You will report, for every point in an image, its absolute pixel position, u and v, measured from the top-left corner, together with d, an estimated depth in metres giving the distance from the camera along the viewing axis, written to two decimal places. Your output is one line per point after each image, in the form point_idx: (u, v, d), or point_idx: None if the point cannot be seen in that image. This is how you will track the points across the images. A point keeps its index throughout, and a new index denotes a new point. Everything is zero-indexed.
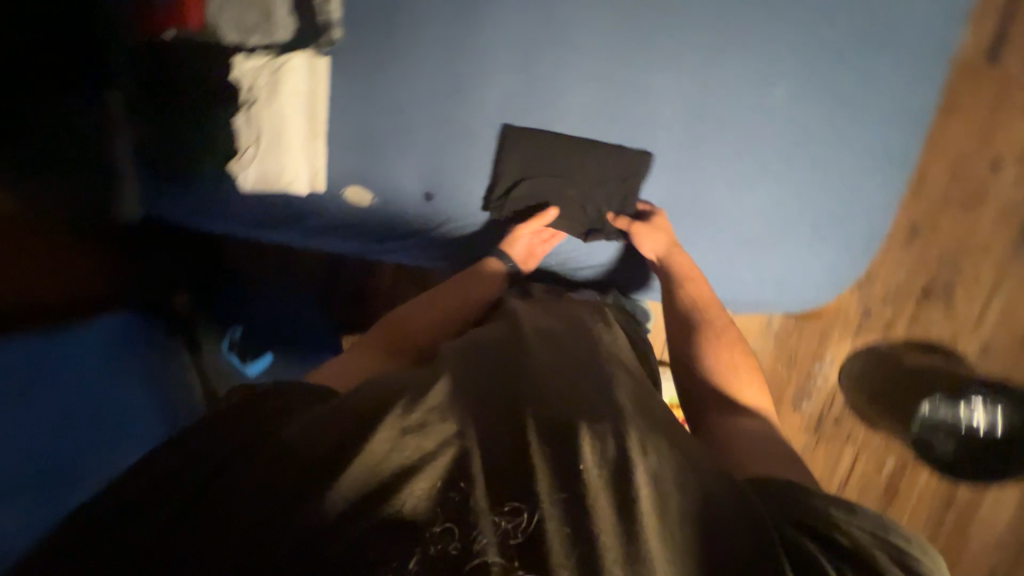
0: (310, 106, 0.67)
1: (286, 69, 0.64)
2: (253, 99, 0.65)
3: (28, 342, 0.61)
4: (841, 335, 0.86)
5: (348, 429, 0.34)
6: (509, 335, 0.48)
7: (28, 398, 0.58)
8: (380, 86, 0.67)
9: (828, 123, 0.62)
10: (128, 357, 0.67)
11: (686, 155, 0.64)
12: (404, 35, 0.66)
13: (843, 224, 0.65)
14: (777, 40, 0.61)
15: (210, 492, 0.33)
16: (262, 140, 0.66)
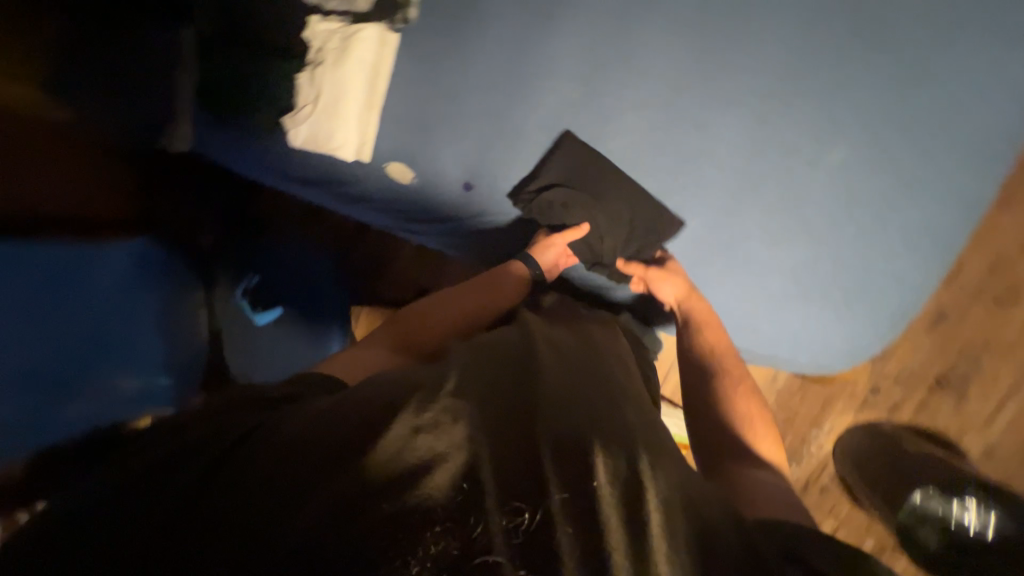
0: (372, 77, 0.69)
1: (357, 38, 0.67)
2: (320, 61, 0.68)
3: (65, 257, 0.70)
4: (844, 407, 0.86)
5: (356, 427, 0.35)
6: (522, 345, 0.48)
7: (61, 310, 0.68)
8: (443, 71, 0.68)
9: (880, 194, 0.61)
10: (149, 280, 0.79)
11: (730, 198, 0.64)
12: (475, 27, 0.67)
13: (879, 298, 0.64)
14: (843, 103, 0.60)
15: (214, 486, 0.34)
16: (321, 101, 0.68)
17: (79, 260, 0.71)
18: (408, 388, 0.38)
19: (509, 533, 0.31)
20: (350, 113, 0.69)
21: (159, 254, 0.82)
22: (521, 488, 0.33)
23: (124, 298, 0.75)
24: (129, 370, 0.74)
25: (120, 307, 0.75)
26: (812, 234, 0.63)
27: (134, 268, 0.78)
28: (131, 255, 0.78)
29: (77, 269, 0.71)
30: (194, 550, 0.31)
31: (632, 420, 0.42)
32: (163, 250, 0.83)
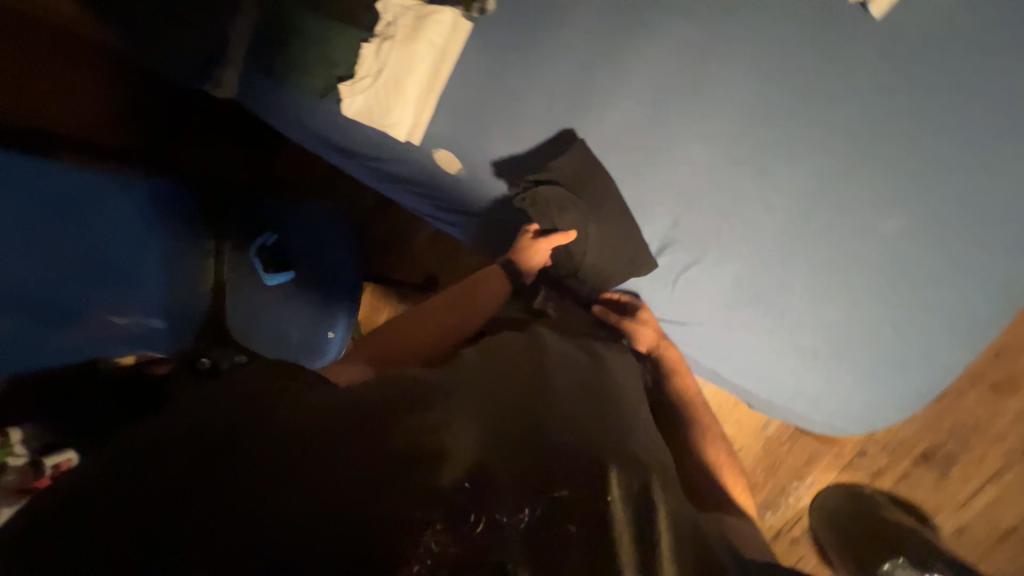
0: (437, 61, 0.69)
1: (430, 20, 0.68)
2: (390, 36, 0.68)
3: (63, 188, 0.70)
4: (829, 465, 0.88)
5: (366, 420, 0.37)
6: (534, 363, 0.50)
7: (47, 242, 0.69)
8: (508, 66, 0.68)
9: (913, 266, 0.62)
10: (156, 216, 0.78)
11: (770, 246, 0.64)
12: (547, 29, 0.67)
13: (893, 369, 0.65)
14: (893, 171, 0.61)
15: (206, 465, 0.34)
16: (382, 74, 0.69)
17: (74, 188, 0.70)
18: (420, 395, 0.40)
19: (506, 534, 0.30)
20: (409, 91, 0.69)
21: (170, 190, 0.78)
22: (521, 494, 0.32)
23: (120, 229, 0.75)
24: (124, 304, 0.75)
25: (115, 239, 0.74)
26: (845, 295, 0.64)
27: (141, 201, 0.76)
28: (139, 189, 0.76)
29: (68, 197, 0.70)
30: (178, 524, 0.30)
31: (640, 443, 0.43)
32: (179, 188, 0.79)
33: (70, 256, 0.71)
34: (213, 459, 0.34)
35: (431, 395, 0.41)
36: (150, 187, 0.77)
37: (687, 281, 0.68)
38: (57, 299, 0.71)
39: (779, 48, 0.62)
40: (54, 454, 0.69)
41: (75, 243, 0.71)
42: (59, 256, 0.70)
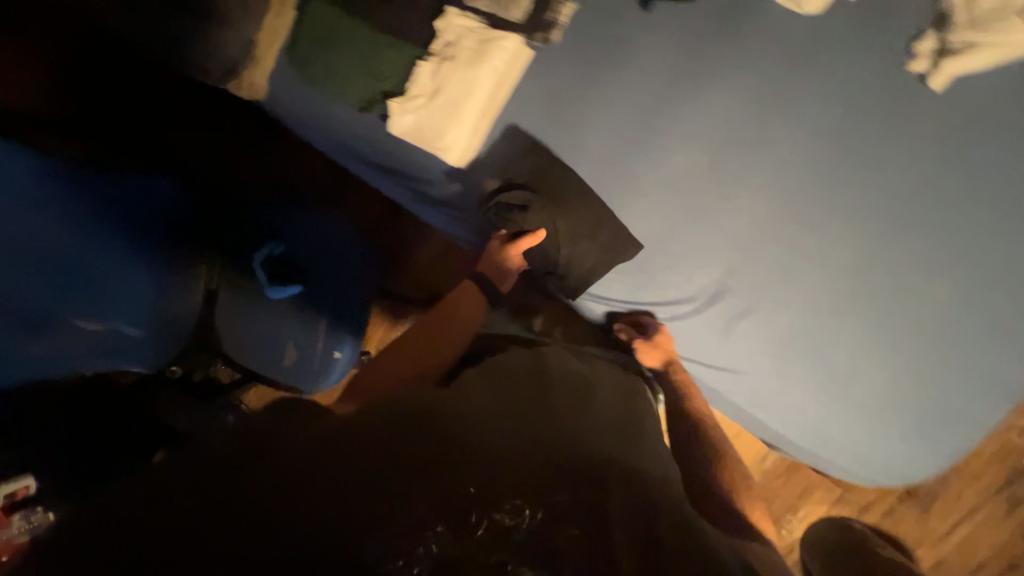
0: (495, 87, 0.78)
1: (490, 43, 0.76)
2: (451, 57, 0.76)
3: (42, 187, 0.68)
4: (821, 498, 0.92)
5: (375, 436, 0.44)
6: (523, 384, 0.58)
7: (17, 242, 0.66)
8: (564, 100, 0.78)
9: (906, 304, 0.73)
10: (150, 217, 0.76)
11: (784, 277, 0.75)
12: (603, 72, 0.77)
13: (882, 397, 0.76)
14: (886, 218, 0.73)
15: (215, 474, 0.38)
16: (439, 88, 0.76)
17: (63, 190, 0.69)
18: (424, 415, 0.48)
19: (495, 540, 0.37)
20: (461, 105, 0.76)
21: (178, 197, 0.79)
22: (511, 504, 0.39)
23: (108, 230, 0.72)
24: (97, 312, 0.71)
25: (97, 239, 0.71)
26: (846, 331, 0.75)
27: (140, 202, 0.75)
28: (136, 188, 0.75)
29: (51, 196, 0.68)
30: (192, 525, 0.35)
31: (616, 451, 0.51)
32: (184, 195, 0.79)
33: (42, 257, 0.68)
34: (225, 468, 0.38)
35: (435, 418, 0.48)
36: (140, 188, 0.76)
37: (740, 332, 0.77)
38: (21, 303, 0.66)
39: (795, 104, 0.74)
40: (10, 481, 0.72)
41: (38, 244, 0.67)
42: (30, 257, 0.67)
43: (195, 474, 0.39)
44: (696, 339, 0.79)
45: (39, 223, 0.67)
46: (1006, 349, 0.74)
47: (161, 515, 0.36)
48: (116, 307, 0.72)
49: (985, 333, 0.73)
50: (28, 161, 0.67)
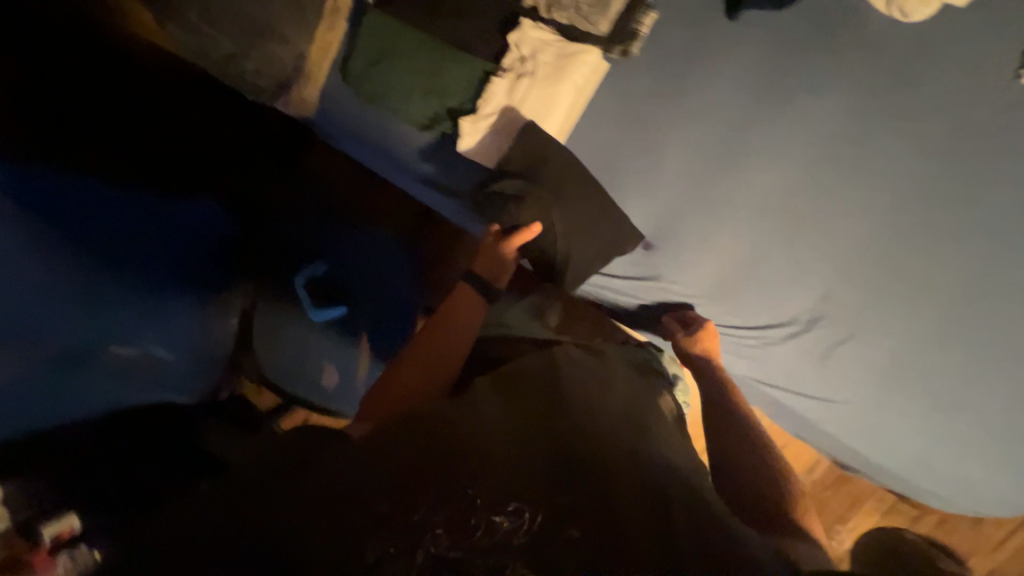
0: (574, 100, 0.85)
1: (572, 58, 0.82)
2: (528, 72, 0.82)
3: (87, 228, 0.70)
4: (873, 510, 1.05)
5: (381, 454, 0.47)
6: (534, 380, 0.59)
7: (69, 285, 0.67)
8: (651, 116, 0.83)
9: (1014, 334, 0.78)
10: (191, 243, 0.81)
11: (869, 292, 0.80)
12: (694, 88, 0.81)
13: (966, 414, 0.83)
14: (1008, 248, 0.76)
15: (246, 518, 0.43)
16: (517, 109, 0.85)
17: (109, 214, 0.72)
18: (429, 422, 0.50)
19: (494, 542, 0.39)
20: (538, 125, 0.85)
21: (219, 219, 0.85)
22: (513, 506, 0.41)
23: (149, 254, 0.76)
24: (128, 339, 0.73)
25: (136, 263, 0.74)
26: (988, 378, 0.81)
27: (183, 227, 0.80)
28: (178, 213, 0.80)
29: (99, 221, 0.71)
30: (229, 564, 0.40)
31: (627, 436, 0.52)
32: (222, 215, 0.86)
33: (92, 297, 0.70)
34: (250, 514, 0.43)
35: (440, 422, 0.50)
36: (176, 217, 0.80)
37: (838, 356, 0.84)
38: (74, 344, 0.68)
39: (878, 100, 0.76)
40: (54, 522, 0.67)
41: (87, 284, 0.69)
42: (81, 298, 0.68)
43: (251, 480, 0.47)
44: (795, 372, 0.88)
45: (86, 249, 0.69)
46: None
47: (226, 512, 0.44)
48: (166, 335, 0.77)
49: None
50: (75, 200, 0.70)
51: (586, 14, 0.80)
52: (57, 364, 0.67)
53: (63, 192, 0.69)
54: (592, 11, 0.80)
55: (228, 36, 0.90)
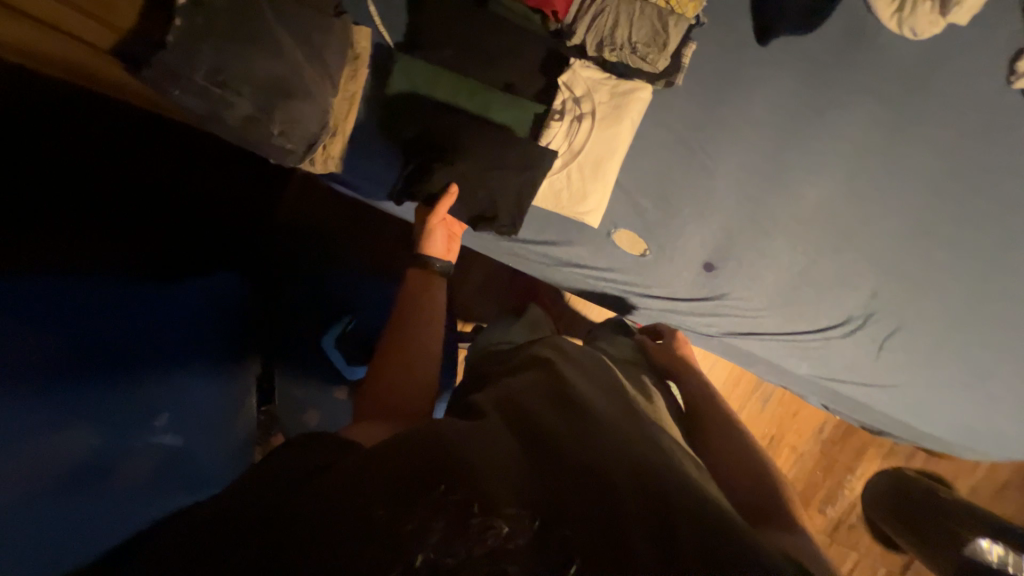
0: (629, 132, 0.95)
1: (627, 95, 0.94)
2: (588, 112, 0.94)
3: (107, 324, 0.66)
4: (874, 456, 1.36)
5: (370, 459, 0.46)
6: (531, 387, 0.61)
7: (90, 385, 0.62)
8: (684, 138, 0.97)
9: (966, 304, 1.02)
10: (207, 319, 0.80)
11: (873, 273, 1.01)
12: (719, 114, 0.97)
13: (932, 368, 1.04)
14: (961, 239, 1.01)
15: (230, 533, 0.42)
16: (581, 147, 0.95)
17: (126, 298, 0.70)
18: (417, 430, 0.50)
19: (492, 547, 0.40)
20: (603, 160, 0.95)
21: (235, 283, 0.87)
22: (511, 510, 0.42)
23: (165, 333, 0.73)
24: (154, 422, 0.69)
25: (152, 342, 0.71)
26: (952, 347, 1.03)
27: (202, 304, 0.80)
28: (197, 289, 0.79)
29: (115, 301, 0.68)
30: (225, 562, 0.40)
31: (624, 425, 0.55)
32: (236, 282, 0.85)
33: (114, 395, 0.65)
34: (236, 527, 0.42)
35: (427, 428, 0.50)
36: (191, 293, 0.78)
37: (892, 344, 1.03)
38: (100, 453, 0.62)
39: (862, 113, 0.97)
40: None
41: (110, 384, 0.64)
42: (103, 398, 0.63)
43: (261, 490, 0.46)
44: (843, 359, 1.04)
45: (107, 331, 0.65)
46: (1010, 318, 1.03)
47: (226, 530, 0.43)
48: (198, 421, 0.75)
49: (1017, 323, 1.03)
50: (86, 292, 0.65)
51: (641, 52, 0.90)
52: (79, 481, 0.59)
53: (82, 294, 0.65)
54: (649, 50, 0.90)
55: (241, 95, 0.75)
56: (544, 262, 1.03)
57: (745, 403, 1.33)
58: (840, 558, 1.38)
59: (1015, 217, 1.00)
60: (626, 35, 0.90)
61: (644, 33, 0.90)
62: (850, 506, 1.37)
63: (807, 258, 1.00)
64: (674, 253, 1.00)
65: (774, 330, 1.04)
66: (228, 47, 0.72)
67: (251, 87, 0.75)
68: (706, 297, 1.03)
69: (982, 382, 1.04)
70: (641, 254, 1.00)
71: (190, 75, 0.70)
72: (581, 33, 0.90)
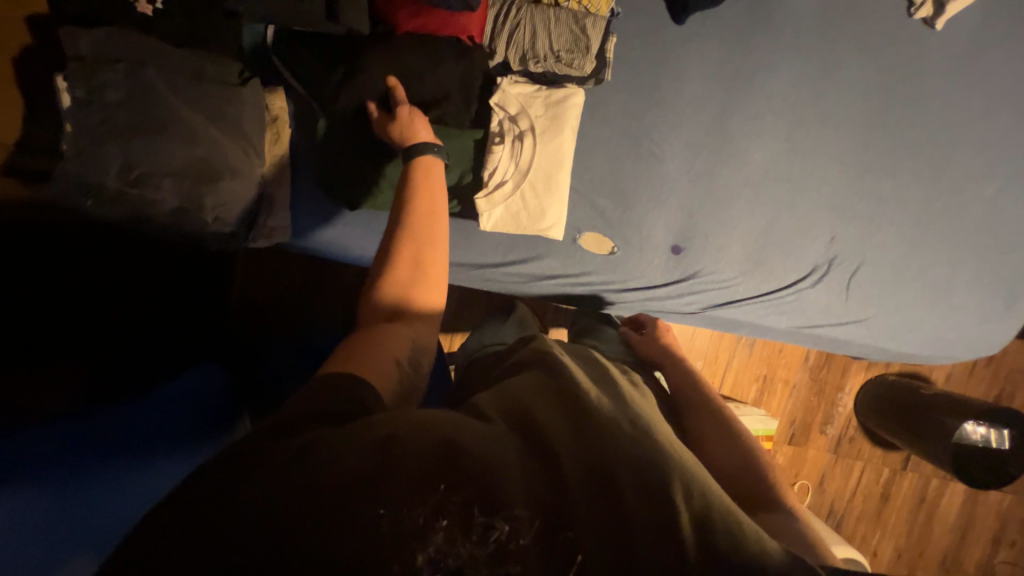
0: (572, 139, 0.96)
1: (560, 104, 0.95)
2: (529, 129, 0.94)
3: (91, 422, 0.62)
4: (858, 370, 1.39)
5: (361, 441, 0.43)
6: (536, 382, 0.59)
7: (78, 477, 0.56)
8: (617, 126, 1.00)
9: (910, 222, 1.07)
10: (184, 417, 0.68)
11: (820, 209, 1.05)
12: (646, 96, 1.00)
13: (893, 293, 1.09)
14: (888, 160, 1.06)
15: (182, 520, 0.38)
16: (529, 165, 0.95)
17: (92, 414, 0.64)
18: (412, 420, 0.47)
19: (494, 549, 0.39)
20: (553, 174, 0.95)
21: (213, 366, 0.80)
22: (514, 511, 0.40)
23: (160, 416, 0.67)
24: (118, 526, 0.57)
25: (123, 434, 0.62)
26: (905, 262, 1.08)
27: (180, 405, 0.70)
28: (191, 377, 0.75)
29: (50, 436, 0.58)
30: (181, 543, 0.37)
31: (625, 414, 0.54)
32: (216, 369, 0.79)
33: (105, 485, 0.58)
34: (198, 504, 0.39)
35: (423, 419, 0.47)
36: (184, 377, 0.74)
37: (857, 278, 1.07)
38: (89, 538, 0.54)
39: (782, 67, 1.02)
40: None
41: (99, 476, 0.58)
42: (92, 491, 0.56)
43: (224, 468, 0.42)
44: (813, 300, 1.08)
45: (38, 464, 0.54)
46: (946, 218, 1.08)
47: (207, 495, 0.39)
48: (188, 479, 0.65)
49: (954, 227, 1.09)
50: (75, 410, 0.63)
51: (565, 58, 0.94)
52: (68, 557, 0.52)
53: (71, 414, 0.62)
54: (573, 56, 0.94)
55: (161, 189, 0.76)
56: (516, 280, 1.05)
57: (733, 351, 1.35)
58: (845, 472, 1.42)
59: (933, 129, 1.07)
60: (548, 45, 0.93)
61: (564, 38, 0.93)
62: (846, 420, 1.41)
63: (766, 219, 1.04)
64: (639, 241, 1.03)
65: (749, 295, 1.08)
66: (133, 142, 0.73)
67: (170, 178, 0.76)
68: (676, 278, 1.05)
69: (940, 287, 1.09)
70: (610, 252, 1.02)
71: (101, 180, 0.72)
72: (501, 50, 0.94)
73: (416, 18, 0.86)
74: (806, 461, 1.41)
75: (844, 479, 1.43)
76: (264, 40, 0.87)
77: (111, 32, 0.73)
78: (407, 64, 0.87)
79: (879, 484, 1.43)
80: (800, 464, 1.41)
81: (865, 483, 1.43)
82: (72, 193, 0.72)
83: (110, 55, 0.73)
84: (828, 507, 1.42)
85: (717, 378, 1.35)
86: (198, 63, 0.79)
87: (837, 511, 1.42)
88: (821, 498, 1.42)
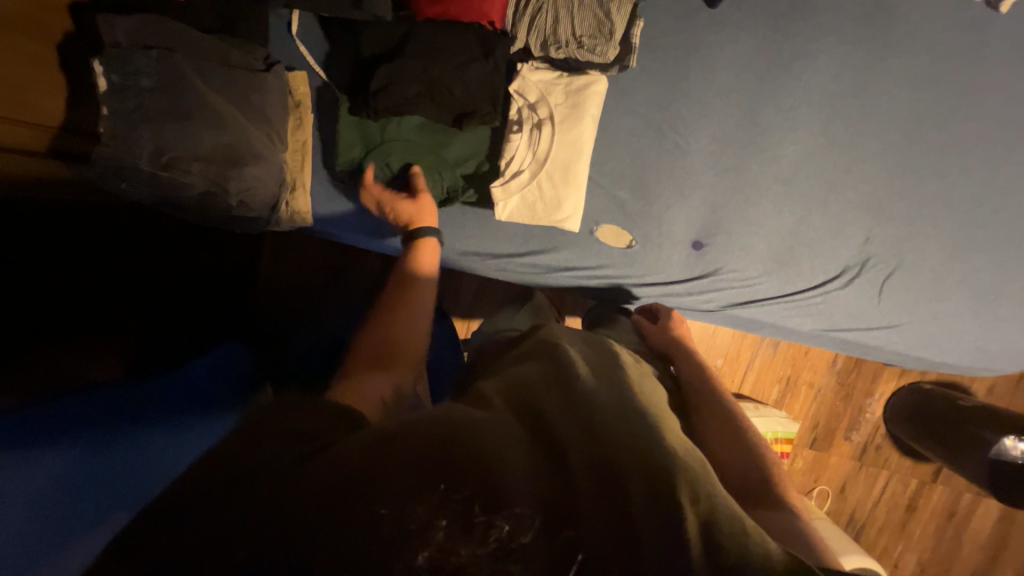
0: (593, 127, 0.94)
1: (581, 92, 0.93)
2: (548, 118, 0.93)
3: (128, 393, 0.68)
4: (890, 377, 1.33)
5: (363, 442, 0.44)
6: (543, 375, 0.58)
7: (115, 441, 0.61)
8: (640, 116, 0.98)
9: (955, 223, 1.01)
10: (214, 389, 0.74)
11: (856, 205, 1.00)
12: (674, 84, 0.97)
13: (931, 298, 1.03)
14: (936, 155, 1.00)
15: (197, 504, 0.40)
16: (547, 154, 0.93)
17: (125, 389, 0.69)
18: (415, 420, 0.47)
19: (495, 548, 0.39)
20: (571, 164, 0.93)
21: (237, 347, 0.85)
22: (516, 510, 0.40)
23: (189, 390, 0.73)
24: (127, 494, 0.58)
25: (154, 403, 0.68)
26: (946, 265, 1.02)
27: (199, 378, 0.75)
28: (218, 357, 0.81)
29: (61, 410, 0.61)
30: (197, 523, 0.39)
31: (633, 412, 0.52)
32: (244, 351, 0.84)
33: (138, 449, 0.62)
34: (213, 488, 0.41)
35: (427, 417, 0.47)
36: (216, 356, 0.81)
37: (892, 281, 1.01)
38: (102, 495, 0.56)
39: (822, 54, 0.97)
40: None
41: (132, 441, 0.62)
42: (128, 455, 0.61)
43: (239, 451, 0.43)
44: (843, 301, 1.03)
45: (53, 430, 0.57)
46: (997, 220, 1.01)
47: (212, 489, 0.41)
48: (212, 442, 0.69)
49: (1005, 230, 1.02)
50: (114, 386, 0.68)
51: (587, 44, 0.90)
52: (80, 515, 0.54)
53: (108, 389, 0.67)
54: (595, 42, 0.90)
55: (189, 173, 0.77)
56: (530, 271, 1.05)
57: (755, 350, 1.31)
58: (868, 481, 1.37)
59: (990, 124, 0.99)
60: (570, 30, 0.89)
61: (586, 22, 0.89)
62: (873, 428, 1.36)
63: (795, 217, 1.00)
64: (660, 234, 1.00)
65: (770, 295, 1.04)
66: (163, 128, 0.75)
67: (198, 163, 0.78)
68: (695, 273, 1.03)
69: (985, 293, 1.03)
70: (628, 246, 1.01)
71: (134, 162, 0.73)
72: (521, 35, 0.90)
73: (437, 5, 0.85)
74: (826, 466, 1.37)
75: (866, 488, 1.37)
76: (290, 25, 0.91)
77: (144, 19, 0.74)
78: (427, 51, 0.87)
79: (904, 494, 1.37)
80: (820, 469, 1.37)
81: (890, 492, 1.37)
82: (105, 175, 0.73)
83: (141, 40, 0.74)
84: (847, 515, 1.37)
85: (736, 377, 1.32)
86: (224, 49, 0.80)
87: (857, 519, 1.37)
88: (841, 505, 1.37)
